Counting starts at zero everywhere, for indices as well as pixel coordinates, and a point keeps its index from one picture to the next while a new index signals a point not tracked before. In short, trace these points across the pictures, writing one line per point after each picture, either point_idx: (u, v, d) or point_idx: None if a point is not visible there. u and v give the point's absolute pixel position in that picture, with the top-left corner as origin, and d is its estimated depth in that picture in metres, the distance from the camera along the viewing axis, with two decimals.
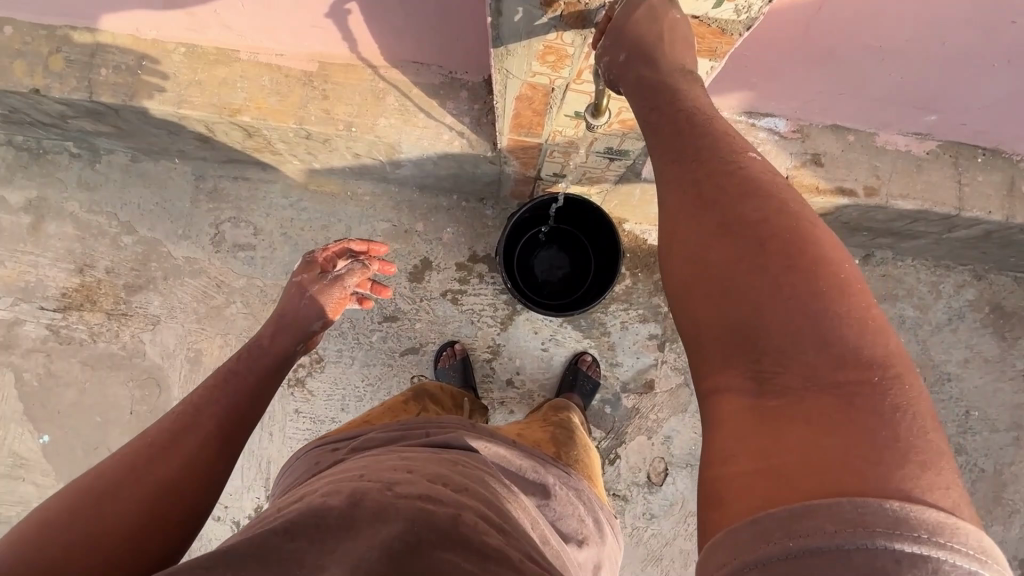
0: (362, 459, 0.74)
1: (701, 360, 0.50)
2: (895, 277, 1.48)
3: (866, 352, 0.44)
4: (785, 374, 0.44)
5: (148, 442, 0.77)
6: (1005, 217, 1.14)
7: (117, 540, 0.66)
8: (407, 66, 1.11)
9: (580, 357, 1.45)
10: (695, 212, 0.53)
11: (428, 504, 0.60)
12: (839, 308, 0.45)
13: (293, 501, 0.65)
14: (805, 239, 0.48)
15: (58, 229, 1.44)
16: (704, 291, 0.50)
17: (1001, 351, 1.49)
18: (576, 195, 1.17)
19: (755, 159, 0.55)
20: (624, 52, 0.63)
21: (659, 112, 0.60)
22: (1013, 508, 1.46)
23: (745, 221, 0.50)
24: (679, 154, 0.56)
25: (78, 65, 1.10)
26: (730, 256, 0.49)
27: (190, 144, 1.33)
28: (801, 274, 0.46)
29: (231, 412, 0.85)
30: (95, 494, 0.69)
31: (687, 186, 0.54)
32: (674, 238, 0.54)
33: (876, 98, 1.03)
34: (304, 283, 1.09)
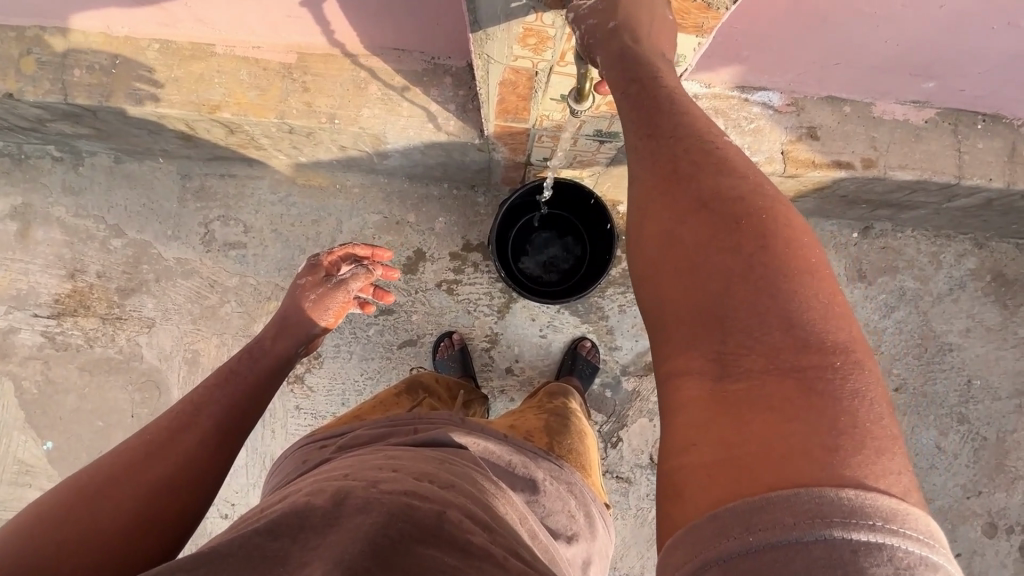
0: (345, 459, 0.73)
1: (663, 341, 0.49)
2: (895, 248, 1.46)
3: (828, 337, 0.44)
4: (746, 357, 0.44)
5: (146, 440, 0.77)
6: (1007, 185, 1.11)
7: (113, 539, 0.66)
8: (388, 54, 1.08)
9: (579, 342, 1.44)
10: (667, 189, 0.51)
11: (412, 499, 0.59)
12: (804, 290, 0.45)
13: (278, 500, 0.65)
14: (774, 221, 0.48)
15: (46, 235, 1.42)
16: (671, 272, 0.49)
17: (1003, 319, 1.48)
18: (567, 180, 1.14)
19: (728, 140, 0.54)
20: (613, 22, 0.59)
21: (640, 85, 0.56)
22: (1016, 474, 1.47)
23: (716, 201, 0.49)
24: (654, 129, 0.54)
25: (50, 66, 1.07)
26: (700, 236, 0.48)
27: (173, 143, 1.31)
28: (767, 256, 0.46)
29: (230, 411, 0.85)
30: (89, 494, 0.69)
31: (659, 162, 0.53)
32: (642, 217, 0.52)
33: (873, 67, 0.99)
34: (307, 287, 1.07)
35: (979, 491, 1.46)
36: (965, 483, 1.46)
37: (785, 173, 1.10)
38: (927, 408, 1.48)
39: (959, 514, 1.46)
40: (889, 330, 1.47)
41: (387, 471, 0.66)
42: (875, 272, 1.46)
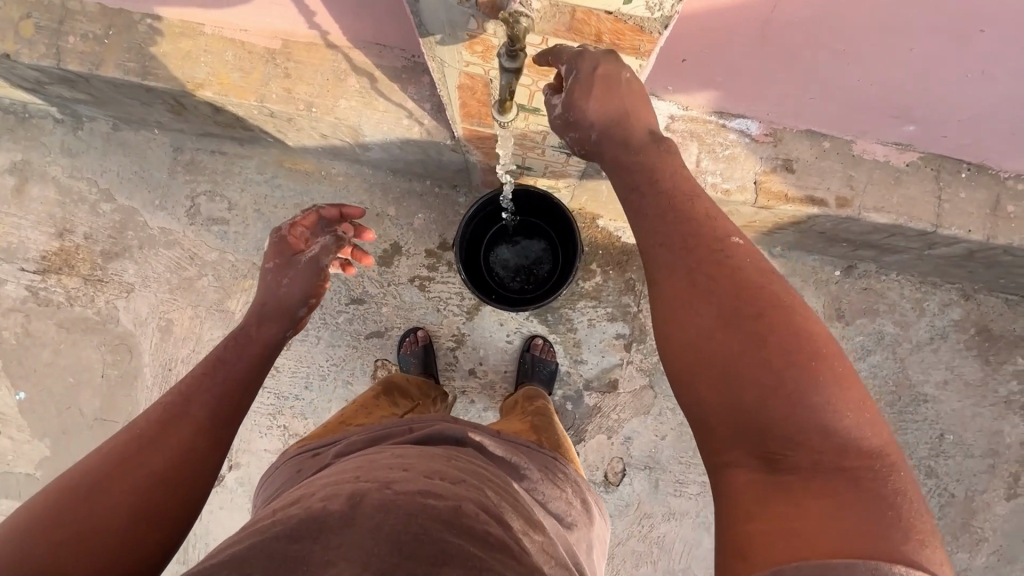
0: (348, 459, 0.73)
1: (712, 437, 0.55)
2: (877, 290, 1.43)
3: (859, 440, 0.51)
4: (794, 454, 0.50)
5: (134, 434, 0.70)
6: (987, 237, 1.08)
7: (111, 548, 0.61)
8: (370, 48, 1.09)
9: (532, 341, 1.44)
10: (696, 303, 0.56)
11: (428, 499, 0.60)
12: (834, 397, 0.51)
13: (291, 503, 0.63)
14: (806, 333, 0.53)
15: (41, 193, 1.47)
16: (707, 377, 0.54)
17: (984, 375, 1.43)
18: (535, 188, 1.13)
19: (747, 253, 0.59)
20: (595, 133, 0.65)
21: (640, 195, 0.63)
22: (980, 536, 1.43)
23: (747, 315, 0.54)
24: (679, 247, 0.59)
25: (47, 31, 1.10)
26: (736, 349, 0.53)
27: (165, 116, 1.34)
28: (798, 361, 0.51)
29: (225, 402, 0.78)
30: (80, 494, 0.63)
31: (679, 278, 0.58)
32: (679, 324, 0.57)
33: (848, 104, 0.96)
34: (276, 270, 0.96)
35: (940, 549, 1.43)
36: None
37: (757, 204, 1.09)
38: None
39: None
40: (862, 373, 1.44)
41: (398, 469, 0.65)
42: (854, 313, 1.43)
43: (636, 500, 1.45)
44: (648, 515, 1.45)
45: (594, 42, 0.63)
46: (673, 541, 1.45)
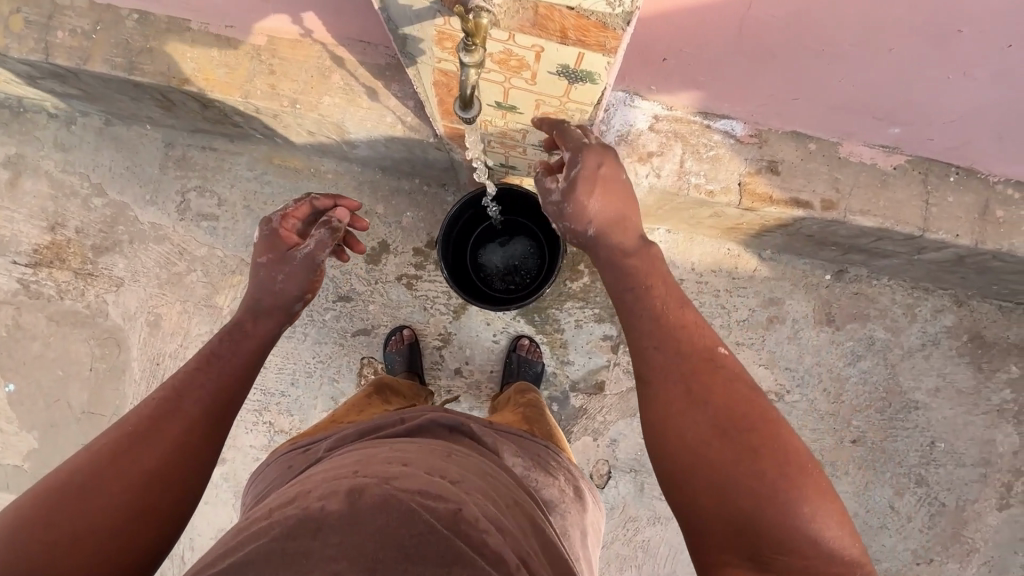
0: (342, 454, 0.73)
1: (709, 537, 0.63)
2: (869, 295, 1.41)
3: (834, 543, 0.61)
4: (779, 557, 0.60)
5: (125, 431, 0.66)
6: (975, 242, 1.06)
7: (102, 553, 0.59)
8: (354, 45, 1.09)
9: (518, 341, 1.43)
10: (693, 410, 0.68)
11: (429, 499, 0.59)
12: (814, 504, 0.62)
13: (287, 501, 0.62)
14: (786, 444, 0.65)
15: (34, 186, 1.48)
16: (704, 481, 0.64)
17: (977, 383, 1.41)
18: (518, 188, 1.13)
19: (731, 367, 0.72)
20: (592, 228, 0.81)
21: (640, 301, 0.76)
22: (971, 547, 1.41)
23: (737, 426, 0.66)
24: (678, 359, 0.71)
25: (36, 26, 1.11)
26: (729, 457, 0.64)
27: (155, 111, 1.35)
28: (780, 474, 0.63)
29: (222, 399, 0.73)
30: (68, 496, 0.60)
31: (678, 387, 0.70)
32: (680, 427, 0.68)
33: (832, 105, 0.95)
34: (270, 267, 0.85)
35: (930, 559, 1.41)
36: (916, 548, 1.41)
37: (741, 206, 1.08)
38: (884, 465, 1.42)
39: None
40: (852, 379, 1.42)
41: (396, 465, 0.65)
42: (845, 317, 1.42)
43: (621, 503, 1.44)
44: (633, 518, 1.44)
45: (559, 40, 0.61)
46: (658, 545, 1.44)
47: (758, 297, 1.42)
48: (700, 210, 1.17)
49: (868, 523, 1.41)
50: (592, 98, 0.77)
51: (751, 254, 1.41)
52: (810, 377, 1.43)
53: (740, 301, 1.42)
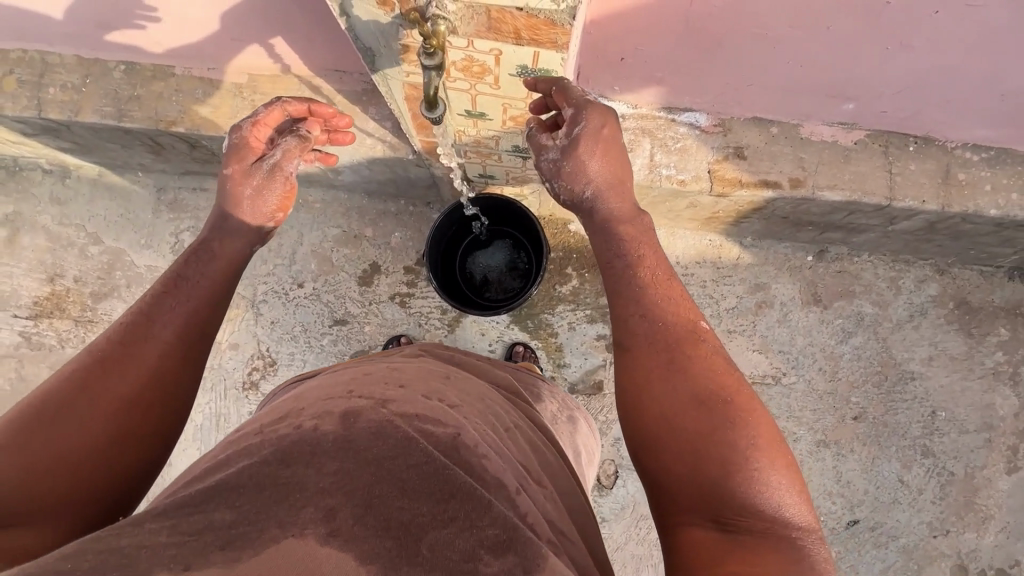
0: (335, 371, 0.75)
1: (671, 500, 0.64)
2: (852, 272, 1.44)
3: (796, 515, 0.61)
4: (744, 523, 0.60)
5: (97, 357, 0.68)
6: (941, 207, 1.10)
7: (88, 473, 0.62)
8: (331, 75, 1.14)
9: (513, 349, 1.45)
10: (670, 377, 0.68)
11: (427, 425, 0.61)
12: (780, 475, 0.62)
13: (279, 418, 0.63)
14: (761, 418, 0.65)
15: (32, 241, 1.52)
16: (674, 444, 0.64)
17: (969, 348, 1.42)
18: (499, 197, 1.17)
19: (712, 344, 0.71)
20: (591, 189, 0.78)
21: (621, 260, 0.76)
22: (987, 514, 1.40)
23: (714, 398, 0.66)
24: (657, 329, 0.71)
25: (28, 84, 1.17)
26: (701, 423, 0.64)
27: (146, 158, 1.40)
28: (751, 444, 0.63)
29: (193, 324, 0.74)
30: (46, 417, 0.62)
31: (658, 357, 0.70)
32: (657, 392, 0.67)
33: (788, 88, 1.00)
34: (237, 180, 0.85)
35: (947, 530, 1.40)
36: (931, 520, 1.40)
37: (712, 192, 1.13)
38: (888, 439, 1.42)
39: (925, 554, 1.39)
40: (846, 356, 1.44)
41: (393, 388, 0.66)
42: (831, 296, 1.44)
43: (632, 502, 1.43)
44: (645, 516, 1.43)
45: (514, 41, 0.66)
46: None
47: (745, 284, 1.45)
48: (676, 201, 1.22)
49: (880, 499, 1.41)
50: None
51: (733, 242, 1.45)
52: (804, 357, 1.44)
53: (727, 289, 1.45)
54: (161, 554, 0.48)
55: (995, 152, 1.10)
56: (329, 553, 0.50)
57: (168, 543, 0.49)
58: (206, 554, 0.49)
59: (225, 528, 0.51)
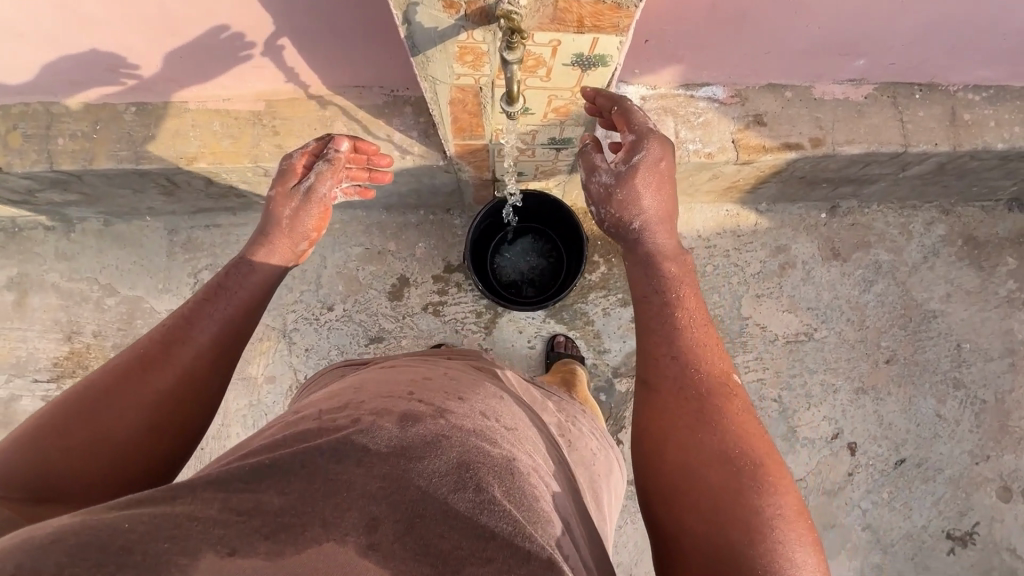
0: (394, 369, 0.74)
1: (685, 556, 0.62)
2: (864, 224, 1.50)
3: None
4: None
5: (138, 353, 0.71)
6: (953, 147, 1.16)
7: (122, 452, 0.65)
8: (350, 91, 1.14)
9: (555, 339, 1.46)
10: (695, 429, 0.70)
11: (482, 444, 0.59)
12: (803, 550, 0.60)
13: (339, 408, 0.62)
14: (786, 485, 0.65)
15: (42, 301, 1.47)
16: (695, 495, 0.64)
17: (983, 281, 1.49)
18: (535, 192, 1.20)
19: (742, 407, 0.73)
20: (639, 220, 0.83)
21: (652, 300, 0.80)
22: (1021, 434, 1.47)
23: (738, 456, 0.66)
24: (687, 384, 0.74)
25: (36, 138, 1.14)
26: (722, 479, 0.65)
27: (158, 200, 1.37)
28: (775, 511, 0.62)
29: (228, 328, 0.76)
30: (89, 404, 0.66)
31: (687, 407, 0.72)
32: (684, 439, 0.69)
33: (803, 52, 1.04)
34: (280, 202, 0.87)
35: (987, 455, 1.46)
36: (972, 448, 1.46)
37: (739, 161, 1.15)
38: (920, 377, 1.48)
39: (971, 481, 1.45)
40: (871, 304, 1.49)
41: (452, 400, 0.65)
42: (849, 249, 1.50)
43: None
44: None
45: (575, 30, 0.68)
46: None
47: (766, 248, 1.49)
48: (700, 174, 1.24)
49: (922, 436, 1.46)
50: (599, 83, 0.84)
51: (749, 209, 1.49)
52: (832, 311, 1.49)
53: (750, 255, 1.49)
54: (210, 532, 0.46)
55: (994, 91, 1.17)
56: (366, 567, 0.47)
57: (219, 518, 0.47)
58: (251, 541, 0.46)
59: (271, 515, 0.48)
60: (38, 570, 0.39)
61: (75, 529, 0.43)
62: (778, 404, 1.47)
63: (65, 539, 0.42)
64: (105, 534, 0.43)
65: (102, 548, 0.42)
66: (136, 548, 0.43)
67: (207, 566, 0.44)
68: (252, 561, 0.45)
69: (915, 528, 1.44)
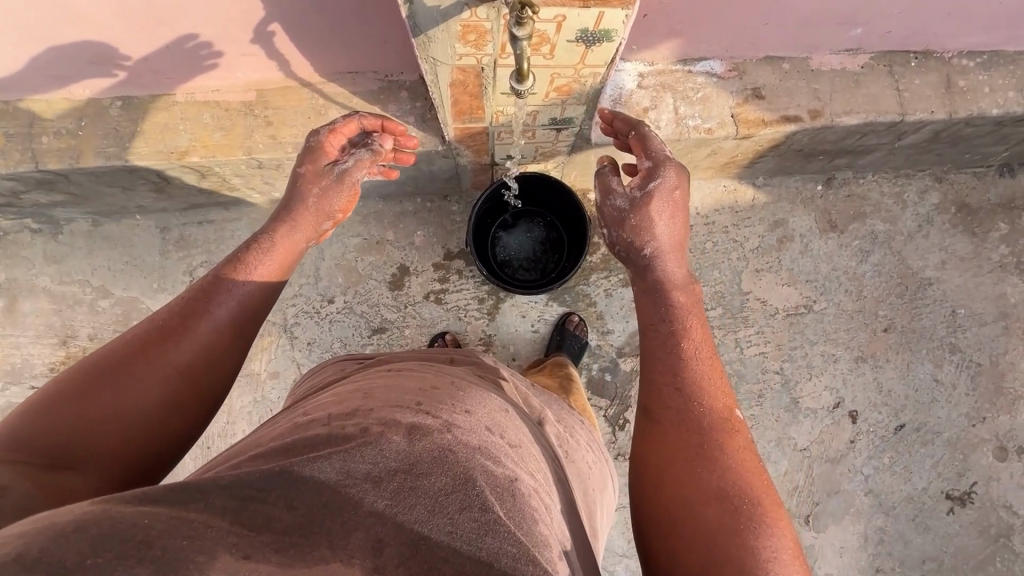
0: (403, 372, 0.71)
1: None
2: (860, 194, 1.51)
3: None
4: None
5: (156, 325, 0.69)
6: (949, 114, 1.16)
7: (135, 427, 0.63)
8: (344, 77, 1.11)
9: (568, 317, 1.46)
10: (695, 461, 0.70)
11: (488, 463, 0.58)
12: None
13: (346, 413, 0.60)
14: (784, 526, 0.65)
15: (33, 306, 1.43)
16: (687, 533, 0.65)
17: (976, 246, 1.51)
18: (534, 174, 1.19)
19: (745, 442, 0.72)
20: (650, 246, 0.85)
21: (655, 331, 0.81)
22: (1015, 395, 1.50)
23: (738, 494, 0.66)
24: (689, 417, 0.73)
25: (19, 137, 1.10)
26: (720, 518, 0.65)
27: (148, 198, 1.33)
28: (770, 554, 0.62)
29: (244, 306, 0.74)
30: (104, 375, 0.64)
31: (690, 439, 0.72)
32: (684, 472, 0.69)
33: (801, 23, 1.04)
34: (309, 180, 0.86)
35: (983, 417, 1.49)
36: (968, 411, 1.50)
37: (739, 135, 1.15)
38: (918, 343, 1.51)
39: (968, 443, 1.49)
40: (868, 274, 1.51)
41: (460, 411, 0.63)
42: (845, 220, 1.51)
43: None
44: None
45: (582, 4, 0.67)
46: None
47: (764, 222, 1.50)
48: (699, 151, 1.24)
49: (920, 401, 1.50)
50: (603, 60, 0.82)
51: (747, 184, 1.50)
52: (830, 282, 1.51)
53: (749, 230, 1.50)
54: (224, 538, 0.46)
55: (987, 57, 1.18)
56: None
57: (231, 529, 0.47)
58: (263, 551, 0.46)
59: (280, 533, 0.48)
60: (60, 559, 0.39)
61: (97, 517, 0.42)
62: (781, 376, 1.49)
63: (88, 528, 0.41)
64: (125, 526, 0.42)
65: (123, 540, 0.41)
66: (155, 543, 0.42)
67: (222, 566, 0.43)
68: (265, 567, 0.45)
69: (915, 491, 1.47)
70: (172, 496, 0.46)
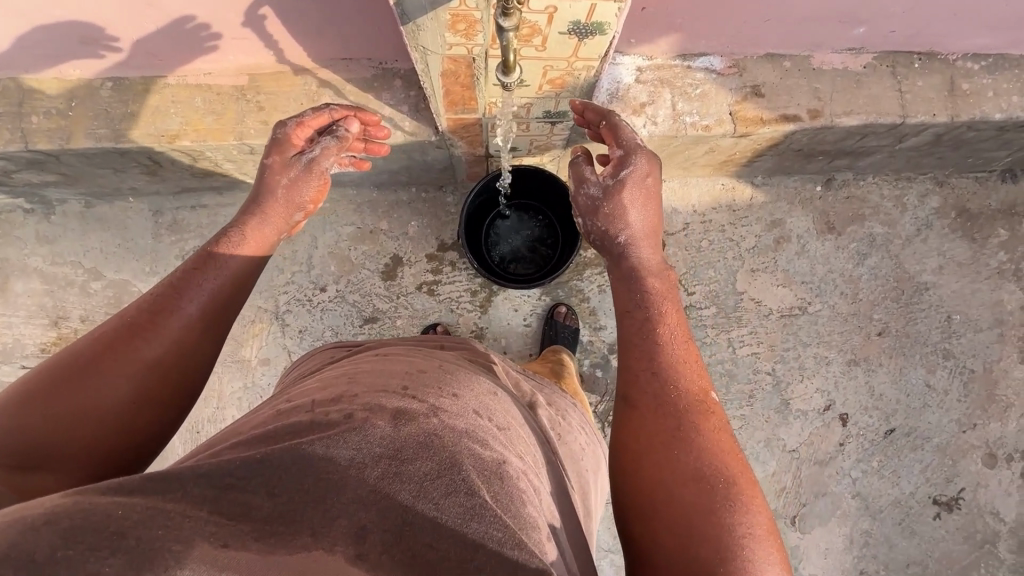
0: (391, 357, 0.71)
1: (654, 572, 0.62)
2: (859, 197, 1.50)
3: None
4: None
5: (126, 321, 0.68)
6: (951, 117, 1.14)
7: (108, 425, 0.64)
8: (338, 64, 1.10)
9: (557, 308, 1.45)
10: (671, 444, 0.69)
11: (475, 446, 0.58)
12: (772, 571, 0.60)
13: (331, 399, 0.60)
14: (758, 502, 0.65)
15: (25, 286, 1.43)
16: (665, 515, 0.64)
17: (975, 252, 1.50)
18: (529, 167, 1.18)
19: (720, 423, 0.72)
20: (625, 233, 0.85)
21: (631, 317, 0.80)
22: (1008, 403, 1.49)
23: (715, 475, 0.66)
24: (664, 400, 0.73)
25: (8, 116, 1.09)
26: (697, 499, 0.64)
27: (140, 180, 1.32)
28: (746, 532, 0.62)
29: (217, 301, 0.74)
30: (71, 374, 0.63)
31: (667, 421, 0.71)
32: (662, 455, 0.68)
33: (803, 20, 1.02)
34: (276, 171, 0.86)
35: (974, 424, 1.49)
36: (959, 417, 1.49)
37: (736, 133, 1.13)
38: (911, 348, 1.50)
39: (958, 449, 1.48)
40: (865, 278, 1.50)
41: (447, 395, 0.63)
42: (843, 222, 1.50)
43: None
44: None
45: None
46: None
47: (761, 222, 1.49)
48: (696, 148, 1.22)
49: (912, 406, 1.49)
50: (595, 55, 0.81)
51: (745, 183, 1.48)
52: (826, 284, 1.50)
53: (746, 230, 1.49)
54: (203, 527, 0.45)
55: (992, 60, 1.16)
56: None
57: (210, 518, 0.46)
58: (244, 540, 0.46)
59: (262, 521, 0.48)
60: (32, 552, 0.38)
61: (70, 510, 0.42)
62: (772, 377, 1.48)
63: (60, 521, 0.41)
64: (98, 517, 0.42)
65: (96, 532, 0.41)
66: (130, 533, 0.42)
67: (200, 555, 0.43)
68: (245, 555, 0.45)
69: (902, 495, 1.47)
70: (148, 487, 0.46)
